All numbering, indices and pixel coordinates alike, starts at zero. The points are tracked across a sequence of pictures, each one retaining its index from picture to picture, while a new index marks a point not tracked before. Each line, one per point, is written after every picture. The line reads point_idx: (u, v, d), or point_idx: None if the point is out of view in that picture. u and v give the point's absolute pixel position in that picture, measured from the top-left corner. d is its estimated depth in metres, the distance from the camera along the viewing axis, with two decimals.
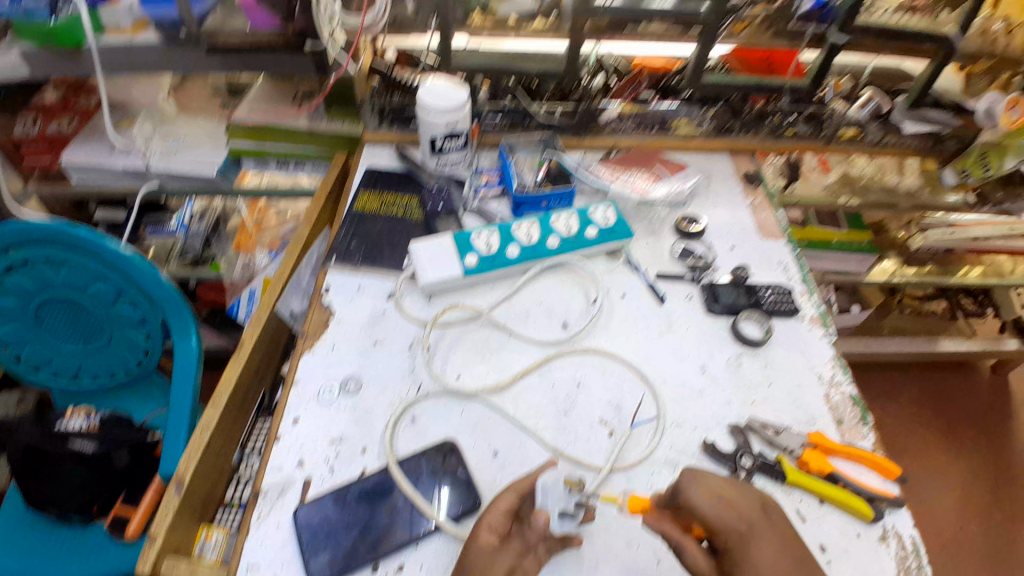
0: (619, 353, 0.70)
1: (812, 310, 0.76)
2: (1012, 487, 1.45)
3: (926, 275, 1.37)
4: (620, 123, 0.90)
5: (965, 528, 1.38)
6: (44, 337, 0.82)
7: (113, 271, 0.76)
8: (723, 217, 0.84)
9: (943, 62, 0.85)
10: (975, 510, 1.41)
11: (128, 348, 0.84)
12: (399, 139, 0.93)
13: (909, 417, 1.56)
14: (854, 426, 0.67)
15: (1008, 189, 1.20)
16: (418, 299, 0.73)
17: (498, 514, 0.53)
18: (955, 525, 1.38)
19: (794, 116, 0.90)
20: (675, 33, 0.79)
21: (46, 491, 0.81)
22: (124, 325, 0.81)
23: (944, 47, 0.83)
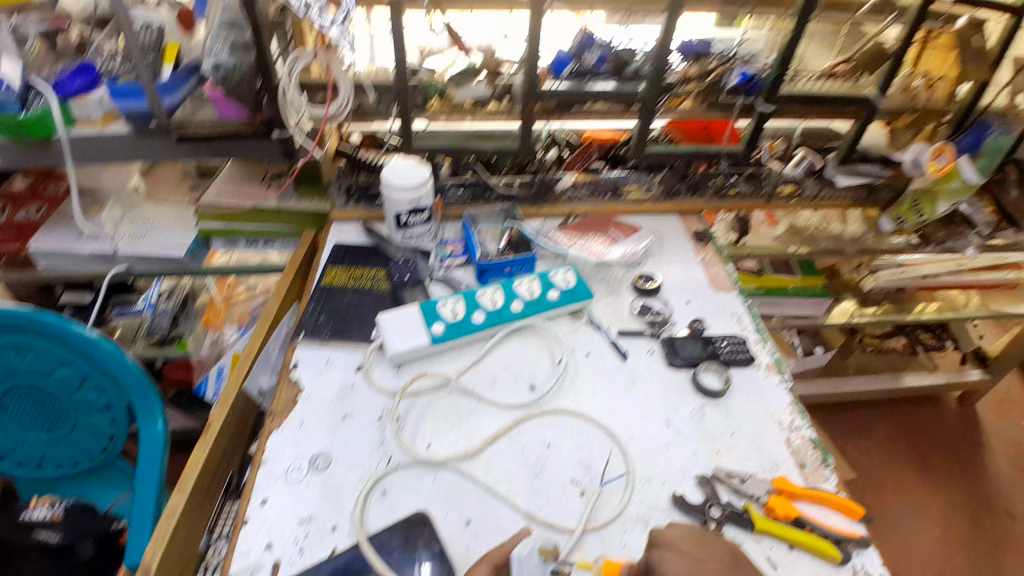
0: (587, 412, 0.72)
1: (768, 358, 0.79)
2: (992, 517, 1.47)
3: (883, 314, 1.44)
4: (575, 191, 0.96)
5: (951, 563, 1.38)
6: (8, 425, 0.80)
7: (79, 356, 0.76)
8: (677, 274, 0.89)
9: (866, 121, 0.92)
10: (958, 543, 1.41)
11: (92, 435, 0.82)
12: (365, 215, 0.96)
13: (884, 453, 1.58)
14: (816, 469, 0.69)
15: (947, 228, 1.22)
16: (387, 369, 0.74)
17: None
18: (941, 559, 1.38)
19: (734, 177, 0.99)
20: (618, 111, 0.88)
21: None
22: (88, 411, 0.80)
23: (867, 108, 0.90)
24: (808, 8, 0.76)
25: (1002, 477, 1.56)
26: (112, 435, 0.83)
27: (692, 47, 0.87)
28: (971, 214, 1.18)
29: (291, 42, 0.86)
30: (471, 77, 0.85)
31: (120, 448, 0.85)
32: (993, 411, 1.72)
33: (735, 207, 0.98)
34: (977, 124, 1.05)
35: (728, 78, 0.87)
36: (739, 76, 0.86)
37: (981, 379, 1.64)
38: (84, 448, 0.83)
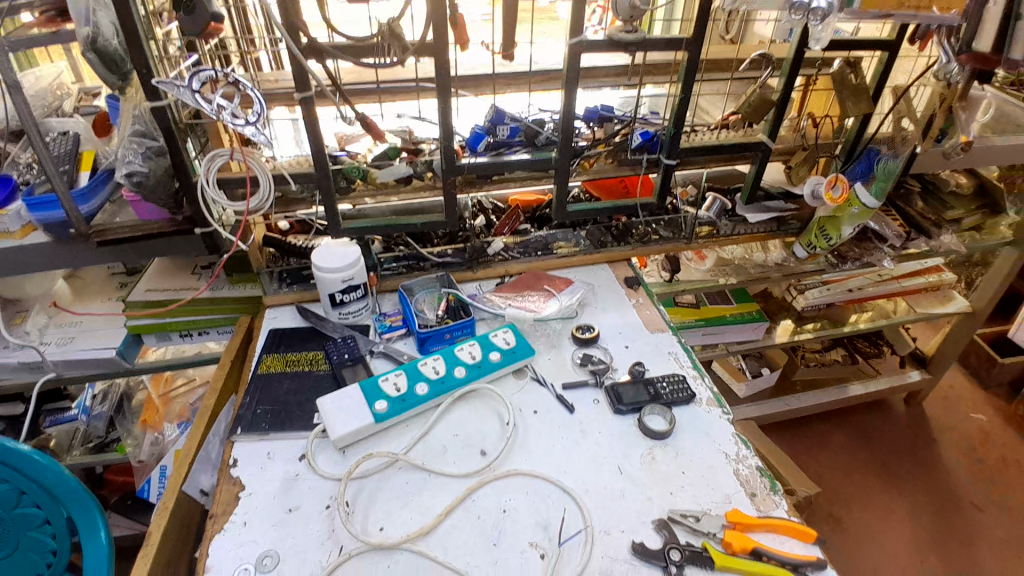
0: (540, 471, 0.72)
1: (707, 393, 0.82)
2: (957, 513, 1.51)
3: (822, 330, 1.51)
4: (507, 252, 1.00)
5: (927, 563, 1.40)
6: None
7: (13, 475, 0.72)
8: (614, 320, 0.93)
9: (763, 163, 1.01)
10: (932, 541, 1.45)
11: (35, 552, 0.79)
12: (300, 298, 0.95)
13: (847, 463, 1.62)
14: (766, 496, 0.71)
15: (862, 246, 1.28)
16: (331, 454, 0.73)
17: None
18: (918, 561, 1.40)
19: (653, 224, 1.07)
20: (535, 176, 0.98)
21: None
22: (27, 529, 0.77)
23: (761, 151, 0.99)
24: (689, 74, 0.84)
25: (959, 471, 1.62)
26: (57, 550, 0.79)
27: (596, 112, 0.94)
28: (880, 230, 1.27)
29: (207, 142, 0.91)
30: (390, 158, 0.89)
31: (65, 563, 0.82)
32: (939, 408, 1.80)
33: (660, 250, 1.06)
34: (866, 150, 1.11)
35: (632, 138, 0.95)
36: (641, 136, 0.94)
37: (922, 379, 1.72)
38: (27, 566, 0.79)
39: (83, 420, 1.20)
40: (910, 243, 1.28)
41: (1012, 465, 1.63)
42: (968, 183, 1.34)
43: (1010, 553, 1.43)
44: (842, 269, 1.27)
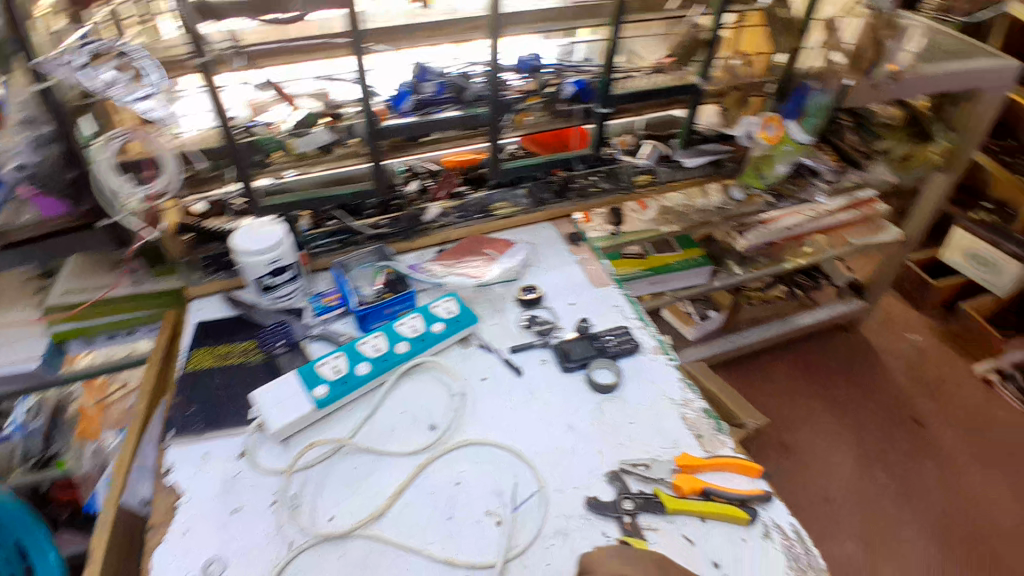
0: (492, 438, 0.71)
1: (653, 342, 0.83)
2: (898, 429, 1.62)
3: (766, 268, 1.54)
4: (445, 218, 0.98)
5: (870, 477, 1.51)
6: None
7: None
8: (558, 279, 0.92)
9: (698, 103, 1.00)
10: (873, 457, 1.55)
11: None
12: (227, 286, 0.90)
13: (794, 392, 1.71)
14: (713, 437, 0.73)
15: (795, 182, 1.33)
16: (273, 447, 0.70)
17: None
18: (861, 476, 1.51)
19: (592, 177, 1.05)
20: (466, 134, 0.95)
21: None
22: None
23: (694, 94, 0.98)
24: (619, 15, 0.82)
25: (896, 390, 1.73)
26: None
27: (527, 63, 0.91)
28: (815, 166, 1.34)
29: None
30: (311, 126, 0.84)
31: None
32: (876, 332, 1.90)
33: (603, 203, 1.03)
34: (798, 86, 1.12)
35: (564, 89, 0.93)
36: (573, 85, 0.92)
37: (859, 306, 1.81)
38: None
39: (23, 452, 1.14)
40: (846, 176, 1.35)
41: (946, 380, 1.75)
42: (897, 114, 1.39)
43: (941, 462, 1.55)
44: (780, 207, 1.30)
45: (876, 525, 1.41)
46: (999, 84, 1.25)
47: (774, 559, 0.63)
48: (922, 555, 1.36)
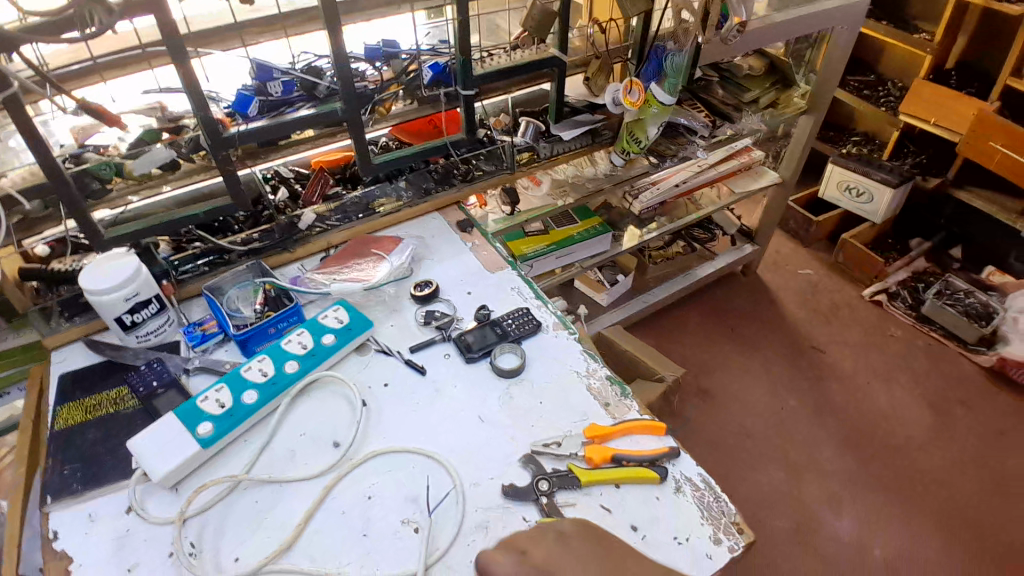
0: (401, 444, 0.69)
1: (553, 319, 0.83)
2: (805, 358, 1.75)
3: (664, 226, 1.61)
4: (323, 222, 0.91)
5: (786, 407, 1.62)
6: None
7: None
8: (452, 269, 0.90)
9: (561, 75, 1.00)
10: (786, 388, 1.67)
11: None
12: (88, 330, 0.81)
13: (707, 340, 1.80)
14: (619, 403, 0.74)
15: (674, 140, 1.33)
16: (164, 496, 0.65)
17: None
18: (778, 408, 1.62)
19: (473, 159, 1.02)
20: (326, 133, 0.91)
21: None
22: None
23: (556, 66, 0.98)
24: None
25: (800, 321, 1.86)
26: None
27: (377, 50, 0.89)
28: (688, 124, 1.34)
29: None
30: (149, 144, 0.78)
31: None
32: (771, 273, 2.02)
33: (487, 185, 1.03)
34: (652, 49, 1.13)
35: (422, 74, 0.90)
36: (431, 70, 0.90)
37: (754, 250, 1.93)
38: None
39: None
40: (719, 131, 1.36)
41: (840, 307, 1.91)
42: (759, 64, 1.49)
43: (846, 382, 1.69)
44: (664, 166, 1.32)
45: (796, 451, 1.52)
46: (853, 21, 1.37)
47: (687, 512, 0.65)
48: (836, 469, 1.49)
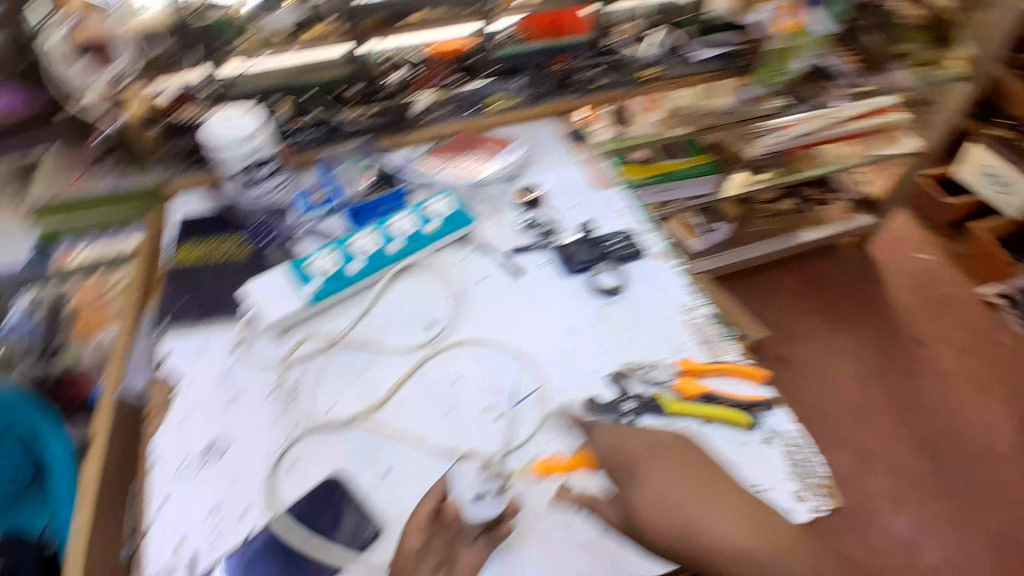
0: (490, 338, 0.70)
1: (659, 248, 0.79)
2: (900, 348, 1.62)
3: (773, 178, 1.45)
4: (435, 111, 0.91)
5: (867, 393, 1.52)
6: None
7: None
8: (560, 180, 0.86)
9: None
10: (873, 374, 1.56)
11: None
12: (208, 178, 0.86)
13: (798, 309, 1.69)
14: (719, 343, 0.71)
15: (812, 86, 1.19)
16: (268, 339, 0.69)
17: (422, 517, 0.55)
18: (858, 391, 1.52)
19: (593, 69, 0.98)
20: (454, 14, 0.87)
21: None
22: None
23: None
24: None
25: (905, 309, 1.71)
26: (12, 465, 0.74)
27: None
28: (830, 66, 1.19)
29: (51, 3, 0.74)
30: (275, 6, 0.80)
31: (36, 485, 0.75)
32: (883, 252, 1.85)
33: (601, 99, 0.97)
34: None
35: None
36: None
37: (869, 224, 1.77)
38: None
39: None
40: (864, 80, 1.20)
41: (953, 302, 1.73)
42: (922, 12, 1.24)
43: (940, 382, 1.55)
44: None
45: (870, 442, 1.44)
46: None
47: (772, 464, 0.62)
48: (907, 466, 1.40)
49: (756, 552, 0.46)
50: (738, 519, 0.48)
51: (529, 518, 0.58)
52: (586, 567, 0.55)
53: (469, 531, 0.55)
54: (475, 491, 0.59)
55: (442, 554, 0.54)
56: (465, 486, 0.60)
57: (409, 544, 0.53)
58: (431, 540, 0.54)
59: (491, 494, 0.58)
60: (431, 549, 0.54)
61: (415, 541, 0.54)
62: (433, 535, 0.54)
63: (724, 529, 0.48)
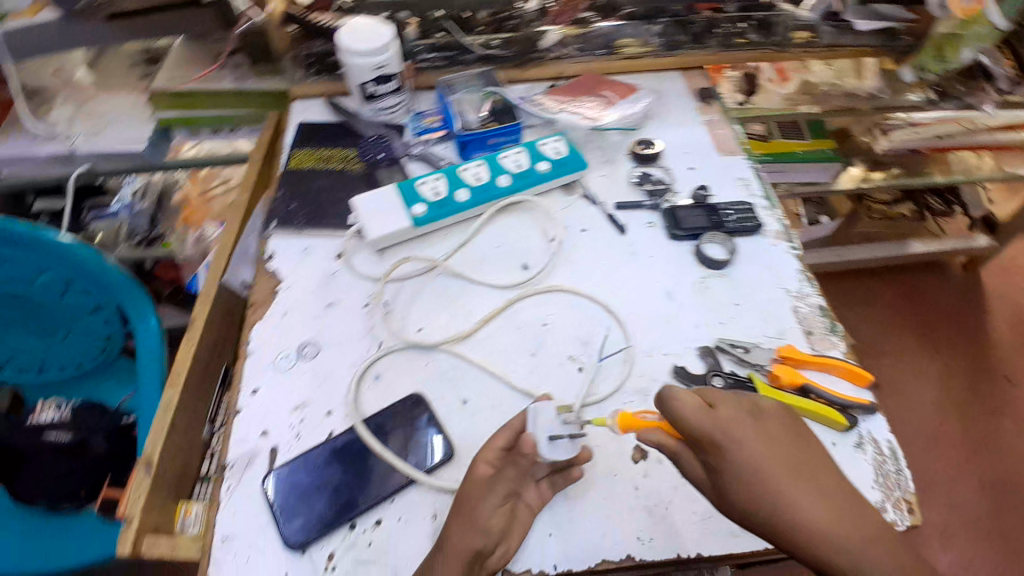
0: (584, 289, 0.68)
1: (775, 226, 0.74)
2: (989, 383, 1.47)
3: (895, 179, 1.29)
4: (562, 49, 0.87)
5: (944, 423, 1.41)
6: (12, 335, 0.91)
7: (58, 262, 0.84)
8: (680, 139, 0.82)
9: None
10: (953, 408, 1.43)
11: (90, 336, 0.94)
12: (328, 91, 0.86)
13: (884, 327, 1.56)
14: (824, 336, 0.66)
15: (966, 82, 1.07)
16: (368, 255, 0.70)
17: (495, 450, 0.53)
18: (934, 420, 1.41)
19: (742, 24, 0.90)
20: None
21: (40, 483, 0.88)
22: (82, 317, 0.91)
23: None
24: None
25: (1004, 346, 1.54)
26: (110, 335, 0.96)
27: None
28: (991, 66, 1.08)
29: None
30: None
31: (115, 347, 0.98)
32: (1003, 278, 1.67)
33: (744, 56, 0.90)
34: None
35: None
36: None
37: (988, 246, 1.57)
38: (87, 347, 0.96)
39: (58, 416, 0.92)
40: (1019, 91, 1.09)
41: None
42: None
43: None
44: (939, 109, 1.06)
45: (932, 478, 1.33)
46: None
47: (860, 469, 0.59)
48: (971, 508, 1.29)
49: (850, 550, 0.43)
50: (836, 511, 0.44)
51: (596, 473, 0.57)
52: (646, 530, 0.55)
53: (537, 470, 0.56)
54: (552, 430, 0.54)
55: (509, 489, 0.53)
56: (544, 422, 0.54)
57: (482, 471, 0.52)
58: (501, 471, 0.53)
59: (570, 436, 0.54)
60: (500, 480, 0.53)
61: (485, 470, 0.52)
62: (504, 466, 0.54)
63: (818, 517, 0.44)
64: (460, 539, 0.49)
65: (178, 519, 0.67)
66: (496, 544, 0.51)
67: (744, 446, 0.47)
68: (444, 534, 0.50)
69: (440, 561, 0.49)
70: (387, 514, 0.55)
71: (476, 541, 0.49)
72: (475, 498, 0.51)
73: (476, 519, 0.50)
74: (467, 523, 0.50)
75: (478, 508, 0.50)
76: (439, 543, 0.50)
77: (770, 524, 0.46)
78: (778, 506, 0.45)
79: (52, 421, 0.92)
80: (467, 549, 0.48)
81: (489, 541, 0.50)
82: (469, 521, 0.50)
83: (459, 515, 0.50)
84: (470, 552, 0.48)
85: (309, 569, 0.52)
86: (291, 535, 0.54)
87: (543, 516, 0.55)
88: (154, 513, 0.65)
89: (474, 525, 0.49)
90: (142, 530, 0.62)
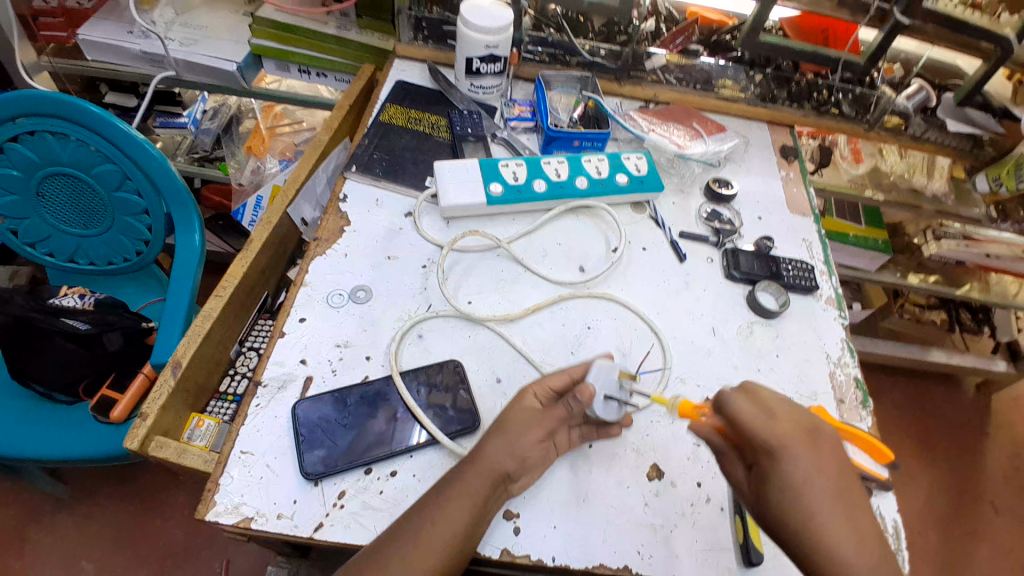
0: (633, 303, 0.69)
1: (829, 292, 0.75)
2: (975, 506, 1.44)
3: (931, 285, 1.30)
4: (665, 73, 0.90)
5: (922, 535, 1.37)
6: (43, 212, 0.90)
7: (120, 156, 0.84)
8: (754, 187, 0.83)
9: (997, 65, 0.81)
10: (935, 520, 1.40)
11: (128, 236, 0.93)
12: (432, 57, 0.90)
13: (882, 429, 1.55)
14: (853, 408, 0.66)
15: None
16: (436, 220, 0.73)
17: (547, 387, 0.54)
18: (913, 528, 1.38)
19: (840, 95, 0.92)
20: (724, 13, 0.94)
21: (39, 364, 0.85)
22: (125, 213, 0.90)
23: (1001, 50, 0.80)
24: None
25: (994, 470, 1.51)
26: (148, 241, 0.94)
27: None
28: None
29: None
30: None
31: (150, 256, 0.97)
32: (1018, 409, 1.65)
33: (834, 127, 0.93)
34: None
35: None
36: None
37: (1007, 373, 1.54)
38: (121, 247, 0.95)
39: (78, 304, 0.88)
40: None
41: None
42: None
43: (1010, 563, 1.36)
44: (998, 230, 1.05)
45: None
46: None
47: None
48: None
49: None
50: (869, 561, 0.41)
51: (613, 481, 0.57)
52: (649, 551, 0.54)
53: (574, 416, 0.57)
54: (607, 389, 0.54)
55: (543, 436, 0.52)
56: (603, 380, 0.54)
57: (529, 403, 0.53)
58: (549, 409, 0.54)
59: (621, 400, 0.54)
60: (548, 417, 0.53)
61: (534, 402, 0.53)
62: (553, 406, 0.54)
63: (853, 548, 0.42)
64: (494, 457, 0.50)
65: (186, 430, 0.66)
66: (523, 474, 0.53)
67: (796, 468, 0.44)
68: (479, 448, 0.51)
69: (457, 497, 0.49)
70: (403, 468, 0.55)
71: (509, 464, 0.50)
72: (522, 424, 0.52)
73: (517, 443, 0.51)
74: (507, 443, 0.51)
75: (521, 435, 0.51)
76: (463, 466, 0.51)
77: (800, 543, 0.43)
78: (813, 531, 0.42)
79: (71, 306, 0.87)
80: (499, 470, 0.50)
81: (521, 468, 0.52)
82: (511, 443, 0.51)
83: (499, 435, 0.51)
84: (500, 472, 0.50)
85: (318, 503, 0.52)
86: (309, 465, 0.54)
87: (556, 508, 0.54)
88: (169, 416, 0.65)
89: (512, 448, 0.51)
90: (151, 432, 0.61)
